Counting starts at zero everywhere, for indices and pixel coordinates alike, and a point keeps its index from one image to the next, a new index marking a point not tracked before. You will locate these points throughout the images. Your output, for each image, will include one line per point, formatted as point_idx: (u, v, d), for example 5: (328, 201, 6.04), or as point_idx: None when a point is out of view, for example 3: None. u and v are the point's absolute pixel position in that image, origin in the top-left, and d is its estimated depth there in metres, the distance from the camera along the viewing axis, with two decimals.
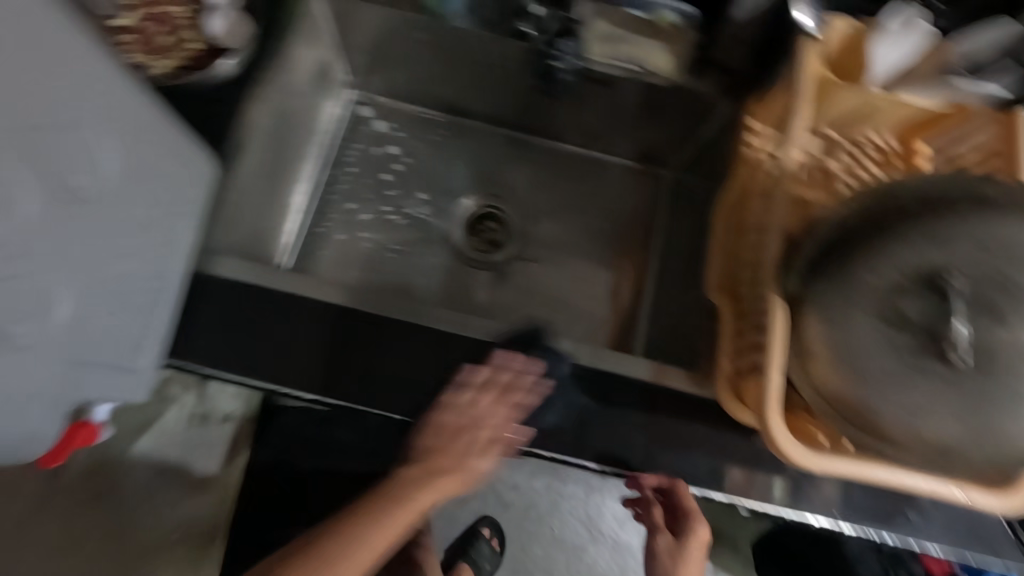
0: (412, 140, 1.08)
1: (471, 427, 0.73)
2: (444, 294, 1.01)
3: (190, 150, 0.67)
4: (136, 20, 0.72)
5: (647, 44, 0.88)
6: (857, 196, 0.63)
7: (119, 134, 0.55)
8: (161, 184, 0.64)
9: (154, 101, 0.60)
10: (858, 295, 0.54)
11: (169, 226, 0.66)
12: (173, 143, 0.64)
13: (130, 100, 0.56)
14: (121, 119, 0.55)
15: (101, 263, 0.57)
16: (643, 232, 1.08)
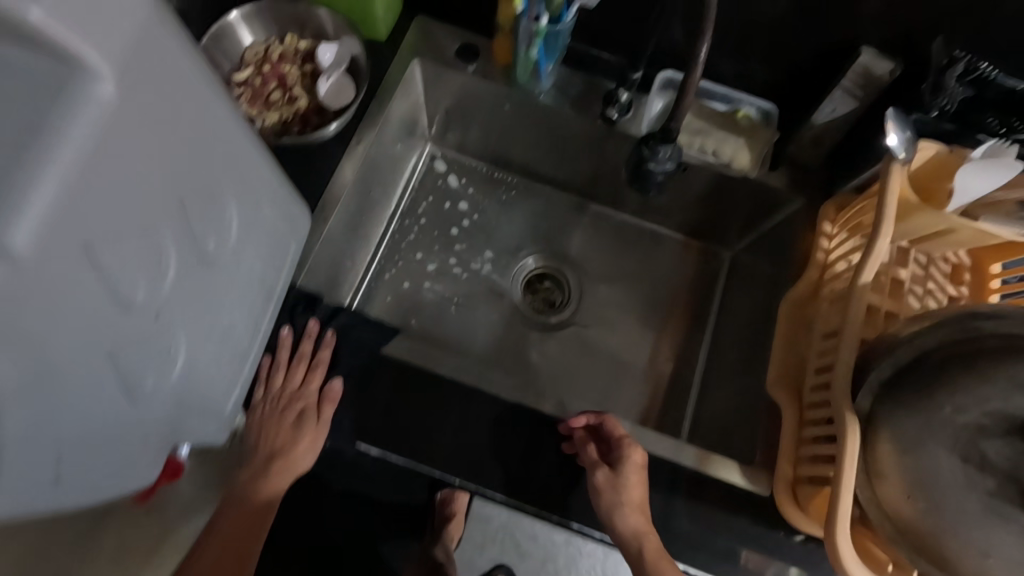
0: (480, 197, 1.12)
1: (288, 401, 0.77)
2: (497, 351, 1.03)
3: (293, 203, 0.70)
4: (249, 73, 0.83)
5: (733, 140, 0.91)
6: (937, 322, 0.63)
7: (244, 194, 0.58)
8: (272, 238, 0.67)
9: (269, 160, 0.63)
10: (938, 429, 0.55)
11: (271, 278, 0.69)
12: (283, 198, 0.67)
13: (254, 162, 0.59)
14: (246, 180, 0.58)
15: (218, 317, 0.60)
16: (697, 308, 1.07)
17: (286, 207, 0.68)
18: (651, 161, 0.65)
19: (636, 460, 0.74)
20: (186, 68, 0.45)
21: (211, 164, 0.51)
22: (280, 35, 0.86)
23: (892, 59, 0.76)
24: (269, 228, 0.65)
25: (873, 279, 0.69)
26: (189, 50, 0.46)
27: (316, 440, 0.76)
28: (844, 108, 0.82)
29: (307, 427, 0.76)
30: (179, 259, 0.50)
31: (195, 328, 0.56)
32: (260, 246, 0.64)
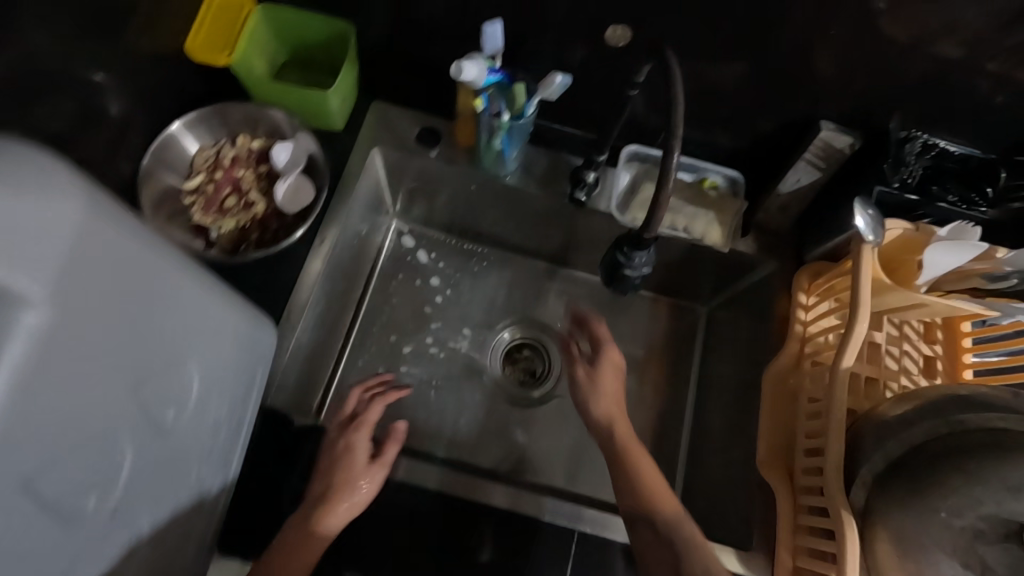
0: (451, 271, 1.09)
1: (353, 434, 0.73)
2: (479, 435, 1.00)
3: (259, 331, 0.67)
4: (199, 181, 0.80)
5: (706, 218, 0.89)
6: (922, 406, 0.63)
7: (209, 345, 0.55)
8: (237, 376, 0.63)
9: (232, 297, 0.61)
10: (936, 532, 0.54)
11: (238, 415, 0.65)
12: (246, 331, 0.64)
13: (218, 309, 0.57)
14: (209, 330, 0.56)
15: (190, 474, 0.56)
16: (677, 371, 1.03)
17: (250, 339, 0.65)
18: (628, 266, 0.63)
19: (614, 359, 0.85)
20: (128, 248, 0.42)
21: (164, 332, 0.48)
22: (232, 135, 0.82)
23: (850, 133, 0.77)
24: (233, 369, 0.61)
25: (854, 363, 0.69)
26: (134, 228, 0.44)
27: (376, 480, 0.71)
28: (808, 178, 0.82)
29: (362, 466, 0.71)
30: (138, 441, 0.46)
31: (163, 498, 0.52)
32: (224, 390, 0.60)
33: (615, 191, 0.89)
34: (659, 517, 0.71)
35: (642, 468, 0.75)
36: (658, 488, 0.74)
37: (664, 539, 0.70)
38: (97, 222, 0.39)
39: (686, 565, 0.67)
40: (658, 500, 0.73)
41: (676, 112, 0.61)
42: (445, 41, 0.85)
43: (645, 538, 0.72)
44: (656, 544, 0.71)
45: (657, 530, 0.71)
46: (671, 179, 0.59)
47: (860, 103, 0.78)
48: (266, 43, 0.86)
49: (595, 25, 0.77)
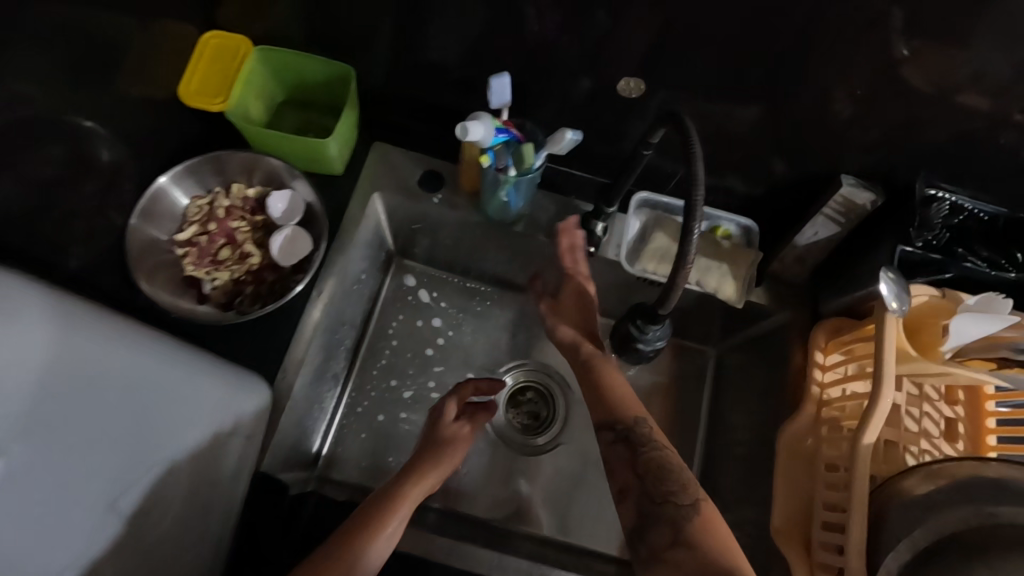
0: (453, 312, 1.06)
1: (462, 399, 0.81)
2: (481, 485, 0.96)
3: (240, 385, 0.68)
4: (191, 232, 0.76)
5: (722, 272, 0.85)
6: (954, 494, 0.61)
7: (186, 423, 0.63)
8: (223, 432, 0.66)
9: (220, 374, 0.68)
10: None
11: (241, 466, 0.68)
12: (221, 387, 0.67)
13: (195, 391, 0.65)
14: (186, 412, 0.63)
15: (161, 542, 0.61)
16: (686, 418, 0.99)
17: (229, 394, 0.67)
18: (641, 340, 0.60)
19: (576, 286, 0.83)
20: None
21: (131, 403, 0.60)
22: (227, 183, 0.79)
23: (872, 190, 0.74)
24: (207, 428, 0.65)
25: (877, 438, 0.65)
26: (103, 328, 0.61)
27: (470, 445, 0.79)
28: (827, 232, 0.79)
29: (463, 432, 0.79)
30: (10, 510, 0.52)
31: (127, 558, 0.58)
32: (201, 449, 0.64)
33: (626, 238, 0.86)
34: (620, 426, 0.74)
35: (617, 389, 0.77)
36: (622, 395, 0.77)
37: (623, 438, 0.73)
38: (41, 330, 0.56)
39: (643, 457, 0.71)
40: (623, 408, 0.75)
41: (697, 182, 0.54)
42: (451, 86, 0.82)
43: (605, 441, 0.75)
44: (614, 446, 0.74)
45: (616, 433, 0.74)
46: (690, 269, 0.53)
47: (882, 156, 0.75)
48: (263, 84, 0.83)
49: (609, 74, 0.75)
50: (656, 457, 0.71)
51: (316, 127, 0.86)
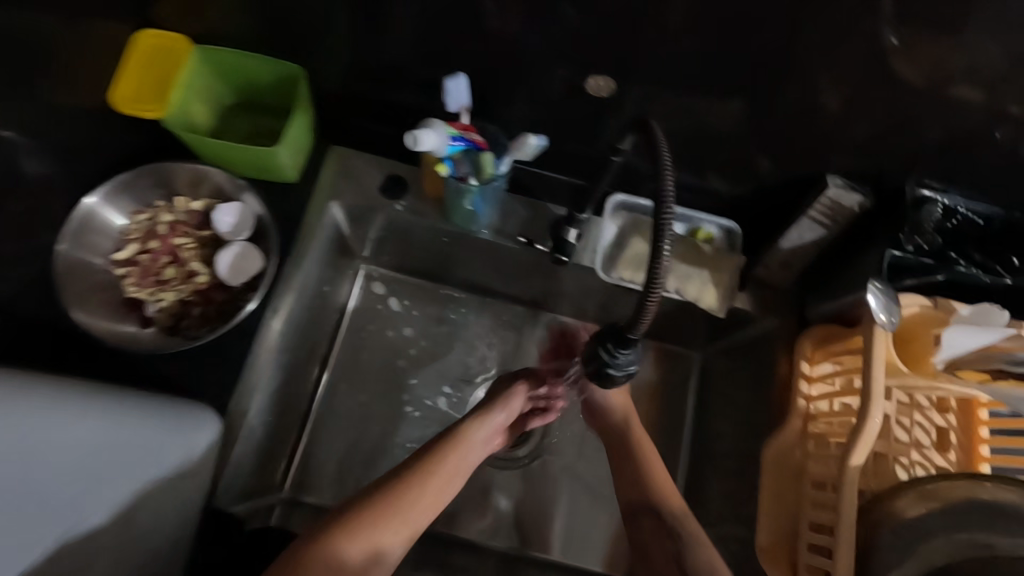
0: (426, 320, 1.01)
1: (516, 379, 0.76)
2: (456, 502, 0.92)
3: (166, 407, 0.62)
4: (131, 250, 0.71)
5: (701, 279, 0.81)
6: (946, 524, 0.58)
7: (65, 465, 0.56)
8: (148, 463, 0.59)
9: (110, 399, 0.60)
10: None
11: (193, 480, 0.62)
12: (127, 419, 0.59)
13: (72, 428, 0.57)
14: (60, 453, 0.56)
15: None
16: (670, 427, 0.95)
17: (144, 420, 0.60)
18: (610, 364, 0.55)
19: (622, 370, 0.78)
20: None
21: (12, 472, 0.54)
22: (169, 195, 0.73)
23: (860, 191, 0.69)
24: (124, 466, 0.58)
25: (865, 459, 0.62)
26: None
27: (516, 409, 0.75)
28: (812, 235, 0.75)
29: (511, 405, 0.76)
30: None
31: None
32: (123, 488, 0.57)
33: (602, 244, 0.81)
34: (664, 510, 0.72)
35: (652, 465, 0.75)
36: (657, 471, 0.75)
37: (667, 527, 0.71)
38: None
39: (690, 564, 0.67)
40: (659, 486, 0.74)
41: (669, 197, 0.48)
42: (411, 85, 0.76)
43: (644, 527, 0.73)
44: (656, 533, 0.72)
45: (660, 519, 0.72)
46: (661, 294, 0.48)
47: (870, 154, 0.70)
48: (206, 87, 0.77)
49: (577, 70, 0.69)
50: (703, 559, 0.67)
51: (267, 131, 0.80)
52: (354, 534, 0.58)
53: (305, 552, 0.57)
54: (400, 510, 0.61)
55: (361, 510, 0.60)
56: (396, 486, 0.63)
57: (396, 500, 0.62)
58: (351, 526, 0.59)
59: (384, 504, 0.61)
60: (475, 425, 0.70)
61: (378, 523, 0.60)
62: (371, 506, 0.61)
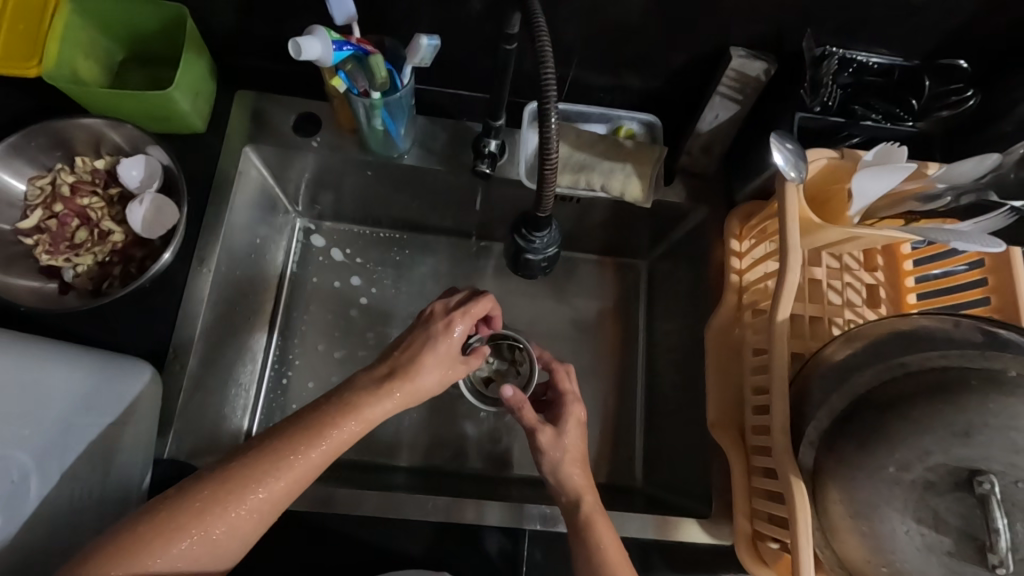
0: (369, 266, 0.99)
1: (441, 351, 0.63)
2: (428, 433, 0.92)
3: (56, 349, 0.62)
4: (34, 218, 0.69)
5: (626, 171, 0.79)
6: (858, 337, 0.62)
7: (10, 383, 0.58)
8: (66, 365, 0.62)
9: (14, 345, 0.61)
10: (873, 477, 0.52)
11: (68, 373, 0.61)
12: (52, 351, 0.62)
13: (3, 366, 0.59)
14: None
15: (68, 429, 0.60)
16: (626, 334, 0.97)
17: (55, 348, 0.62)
18: (528, 250, 0.60)
19: (577, 414, 0.72)
20: None
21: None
22: (70, 157, 0.71)
23: (763, 58, 0.70)
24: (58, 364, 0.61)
25: (790, 309, 0.64)
26: None
27: (443, 377, 0.63)
28: (726, 113, 0.75)
29: (450, 355, 0.63)
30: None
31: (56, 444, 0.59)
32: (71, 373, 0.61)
33: (524, 153, 0.81)
34: None
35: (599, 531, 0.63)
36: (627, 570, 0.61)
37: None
38: None
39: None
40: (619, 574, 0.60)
41: (549, 81, 0.51)
42: (309, 17, 0.74)
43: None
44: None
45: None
46: (555, 156, 0.52)
47: (768, 21, 0.70)
48: (90, 42, 0.73)
49: None
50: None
51: (164, 82, 0.76)
52: (226, 501, 0.50)
53: (172, 508, 0.49)
54: (244, 504, 0.50)
55: (195, 488, 0.50)
56: (271, 464, 0.52)
57: (293, 444, 0.53)
58: (243, 470, 0.51)
59: (199, 501, 0.49)
60: (315, 440, 0.54)
61: (257, 482, 0.51)
62: (195, 490, 0.50)
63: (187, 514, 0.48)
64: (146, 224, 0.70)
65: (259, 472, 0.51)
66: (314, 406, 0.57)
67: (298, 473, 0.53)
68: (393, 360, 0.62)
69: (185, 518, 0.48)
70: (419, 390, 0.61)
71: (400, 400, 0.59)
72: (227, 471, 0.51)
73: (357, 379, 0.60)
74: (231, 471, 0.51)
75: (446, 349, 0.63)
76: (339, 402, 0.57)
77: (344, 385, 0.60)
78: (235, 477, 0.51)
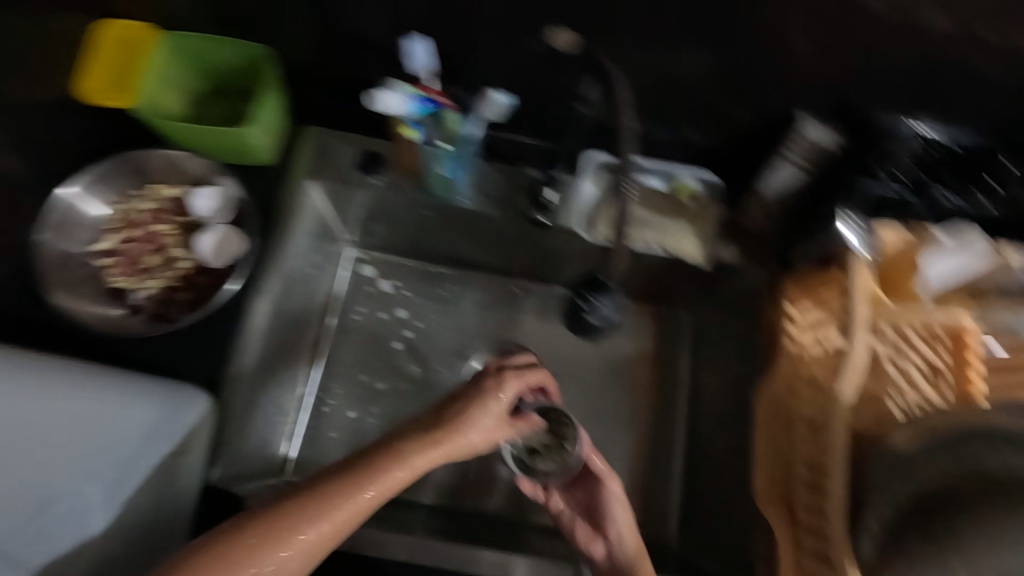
0: (415, 299, 0.99)
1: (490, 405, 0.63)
2: (461, 476, 0.91)
3: (121, 379, 0.65)
4: (112, 241, 0.74)
5: (683, 229, 0.83)
6: (927, 423, 0.60)
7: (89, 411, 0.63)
8: (128, 395, 0.64)
9: (89, 372, 0.65)
10: None
11: (131, 403, 0.64)
12: (117, 380, 0.65)
13: (80, 396, 0.64)
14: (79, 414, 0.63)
15: (135, 457, 0.63)
16: (667, 388, 0.95)
17: (119, 378, 0.65)
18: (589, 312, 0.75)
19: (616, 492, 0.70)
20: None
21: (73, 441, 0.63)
22: (147, 183, 0.76)
23: (834, 130, 0.71)
24: (122, 394, 0.64)
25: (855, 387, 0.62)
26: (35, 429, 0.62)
27: (490, 433, 0.62)
28: (789, 179, 0.76)
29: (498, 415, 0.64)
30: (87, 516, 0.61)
31: (126, 470, 0.63)
32: (133, 403, 0.64)
33: (581, 204, 0.81)
34: None
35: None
36: None
37: None
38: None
39: None
40: None
41: None
42: (382, 59, 0.77)
43: None
44: None
45: None
46: None
47: (838, 90, 0.70)
48: (177, 75, 0.77)
49: (536, 28, 0.69)
50: None
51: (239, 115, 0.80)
52: (271, 544, 0.50)
53: (222, 547, 0.49)
54: (292, 547, 0.50)
55: (248, 526, 0.50)
56: (322, 505, 0.52)
57: (338, 492, 0.53)
58: (292, 512, 0.51)
59: (249, 540, 0.50)
60: (365, 486, 0.54)
61: (299, 531, 0.51)
62: (247, 530, 0.50)
63: (237, 554, 0.49)
64: (215, 252, 0.74)
65: (307, 515, 0.51)
66: (362, 453, 0.57)
67: (343, 520, 0.52)
68: (443, 412, 0.62)
69: (234, 558, 0.49)
70: (469, 444, 0.61)
71: (447, 454, 0.59)
72: (277, 511, 0.51)
73: (405, 428, 0.60)
74: (283, 511, 0.51)
75: (496, 407, 0.63)
76: (386, 450, 0.57)
77: (393, 435, 0.60)
78: (278, 523, 0.50)
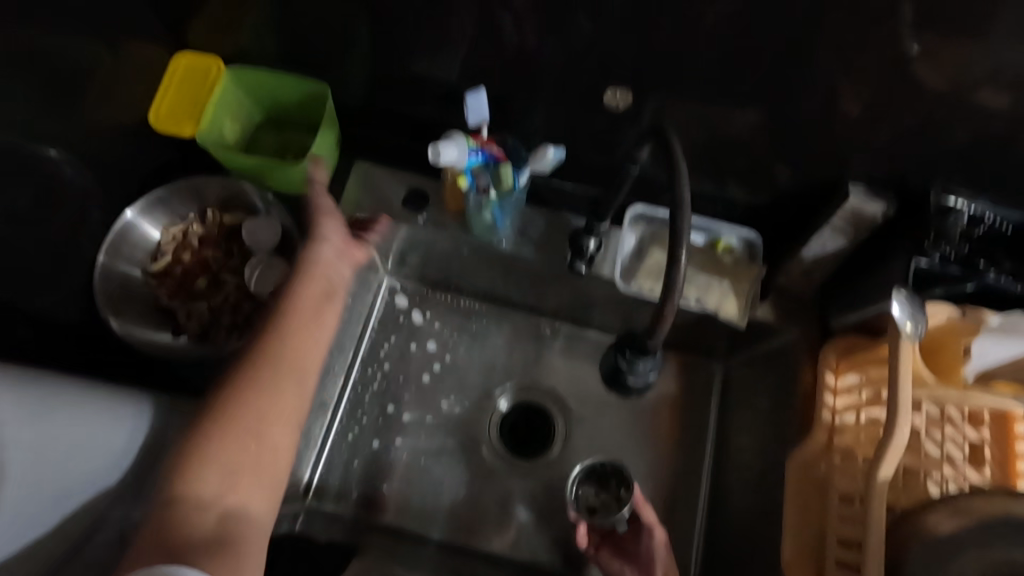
0: (446, 331, 0.99)
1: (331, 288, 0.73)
2: (475, 511, 0.89)
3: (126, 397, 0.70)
4: (164, 264, 0.76)
5: (727, 288, 0.83)
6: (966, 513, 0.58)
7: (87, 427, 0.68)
8: (130, 411, 0.70)
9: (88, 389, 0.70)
10: None
11: (132, 420, 0.69)
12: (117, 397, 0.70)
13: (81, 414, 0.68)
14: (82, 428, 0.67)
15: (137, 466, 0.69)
16: (694, 442, 0.92)
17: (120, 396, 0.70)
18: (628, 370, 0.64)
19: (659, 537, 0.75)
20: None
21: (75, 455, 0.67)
22: (201, 210, 0.79)
23: (881, 200, 0.70)
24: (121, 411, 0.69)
25: (894, 470, 0.60)
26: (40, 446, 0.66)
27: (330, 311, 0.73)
28: (834, 245, 0.75)
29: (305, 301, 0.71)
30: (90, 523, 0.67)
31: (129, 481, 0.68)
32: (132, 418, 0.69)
33: (621, 254, 0.82)
34: None
35: None
36: None
37: None
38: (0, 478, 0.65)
39: None
40: None
41: None
42: (435, 99, 0.79)
43: None
44: None
45: None
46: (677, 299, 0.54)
47: (890, 160, 0.69)
48: (240, 107, 0.81)
49: (590, 83, 0.70)
50: None
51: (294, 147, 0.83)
52: (216, 445, 0.61)
53: (187, 464, 0.61)
54: (238, 441, 0.62)
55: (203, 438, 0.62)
56: (238, 403, 0.64)
57: (255, 373, 0.66)
58: (226, 415, 0.63)
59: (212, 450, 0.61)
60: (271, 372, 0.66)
61: (255, 405, 0.64)
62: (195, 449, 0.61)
63: (196, 466, 0.60)
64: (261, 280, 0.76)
65: (231, 409, 0.64)
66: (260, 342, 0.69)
67: (266, 403, 0.65)
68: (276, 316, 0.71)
69: (194, 469, 0.60)
70: (322, 305, 0.72)
71: (306, 331, 0.70)
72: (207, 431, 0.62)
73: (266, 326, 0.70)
74: (212, 427, 0.62)
75: (321, 262, 0.73)
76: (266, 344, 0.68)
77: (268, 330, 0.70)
78: (234, 409, 0.64)
